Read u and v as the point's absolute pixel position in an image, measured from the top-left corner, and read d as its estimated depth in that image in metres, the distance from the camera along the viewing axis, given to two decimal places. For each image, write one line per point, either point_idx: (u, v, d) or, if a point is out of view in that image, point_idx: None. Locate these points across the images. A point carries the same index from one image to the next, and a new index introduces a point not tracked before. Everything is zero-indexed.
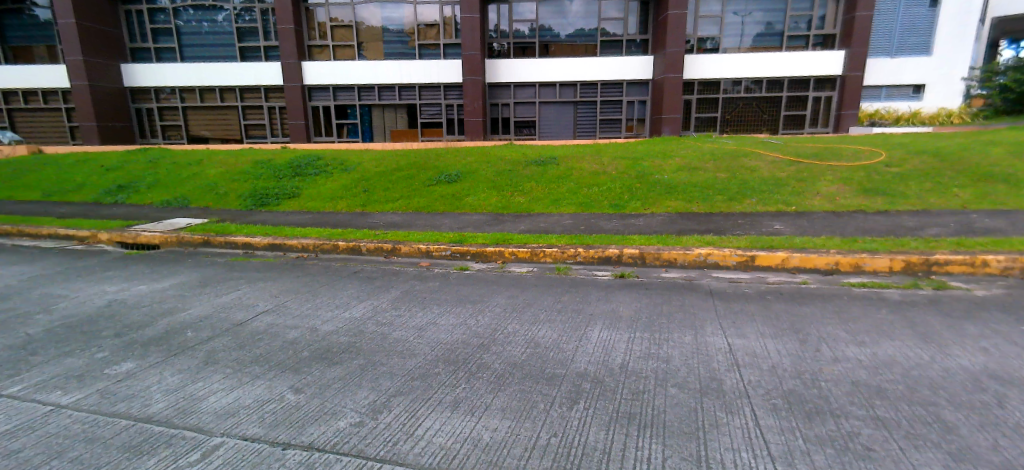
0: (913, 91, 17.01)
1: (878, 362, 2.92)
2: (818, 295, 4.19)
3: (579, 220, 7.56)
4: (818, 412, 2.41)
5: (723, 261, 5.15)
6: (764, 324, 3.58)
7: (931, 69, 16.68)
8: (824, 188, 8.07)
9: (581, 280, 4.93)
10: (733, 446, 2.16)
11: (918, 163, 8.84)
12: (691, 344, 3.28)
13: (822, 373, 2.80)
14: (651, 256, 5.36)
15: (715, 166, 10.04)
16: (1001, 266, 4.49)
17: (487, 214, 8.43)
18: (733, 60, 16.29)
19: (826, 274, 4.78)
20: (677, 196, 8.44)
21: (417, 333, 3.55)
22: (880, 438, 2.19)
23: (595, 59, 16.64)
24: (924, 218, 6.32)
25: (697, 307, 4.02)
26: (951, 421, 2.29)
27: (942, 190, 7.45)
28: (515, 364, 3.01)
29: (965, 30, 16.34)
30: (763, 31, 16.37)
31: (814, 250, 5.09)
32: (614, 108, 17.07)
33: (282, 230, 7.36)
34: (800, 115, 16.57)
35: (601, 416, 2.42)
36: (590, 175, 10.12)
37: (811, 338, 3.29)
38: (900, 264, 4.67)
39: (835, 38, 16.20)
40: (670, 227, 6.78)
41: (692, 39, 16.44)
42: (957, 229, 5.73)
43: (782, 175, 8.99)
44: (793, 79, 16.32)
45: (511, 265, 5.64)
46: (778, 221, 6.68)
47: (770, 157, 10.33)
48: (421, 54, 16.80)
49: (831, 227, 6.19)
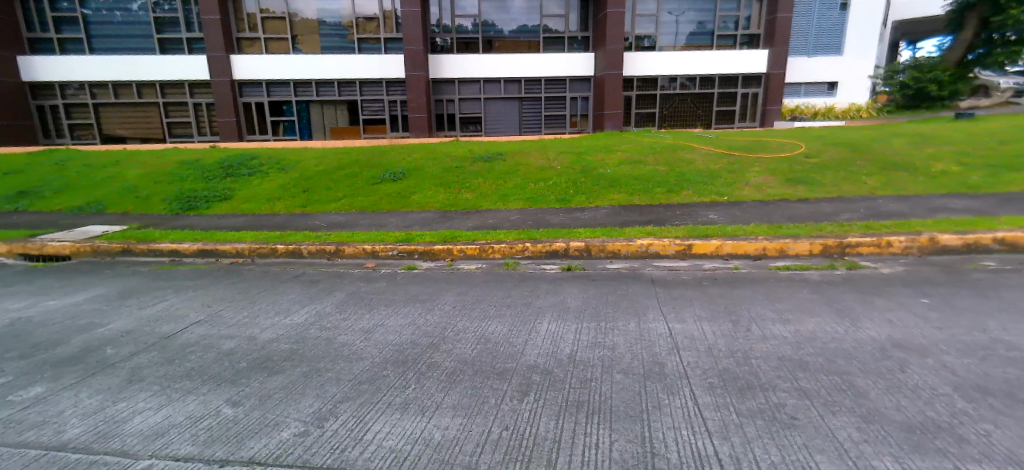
0: (828, 88, 18.49)
1: (802, 338, 3.17)
2: (749, 279, 4.48)
3: (527, 215, 7.64)
4: (749, 387, 2.59)
5: (663, 250, 5.38)
6: (701, 309, 3.79)
7: (843, 67, 18.16)
8: (753, 179, 8.62)
9: (529, 274, 5.00)
10: (675, 425, 2.28)
11: (833, 154, 9.64)
12: (635, 331, 3.41)
13: (752, 351, 3.01)
14: (597, 249, 5.51)
15: (655, 159, 10.45)
16: (902, 245, 4.97)
17: (434, 211, 8.33)
18: (668, 57, 16.99)
19: (755, 259, 5.12)
20: (620, 188, 8.72)
21: (364, 335, 3.46)
22: (803, 407, 2.38)
23: (538, 56, 16.81)
24: (838, 205, 6.90)
25: (640, 296, 4.19)
26: (861, 386, 2.54)
27: (853, 179, 8.16)
28: (466, 360, 3.01)
29: (871, 32, 17.92)
30: (696, 30, 17.18)
31: (744, 237, 5.44)
32: (558, 104, 17.34)
33: (213, 235, 6.92)
34: (729, 111, 17.58)
35: (550, 406, 2.47)
36: (536, 170, 10.25)
37: (743, 319, 3.52)
38: (818, 247, 5.08)
39: (759, 37, 17.27)
40: (614, 219, 6.99)
41: (630, 36, 16.99)
42: (866, 214, 6.31)
43: (715, 167, 9.51)
44: (723, 76, 17.25)
45: (460, 262, 5.61)
46: (713, 211, 7.08)
47: (704, 150, 10.90)
48: (360, 48, 16.26)
49: (758, 215, 6.64)
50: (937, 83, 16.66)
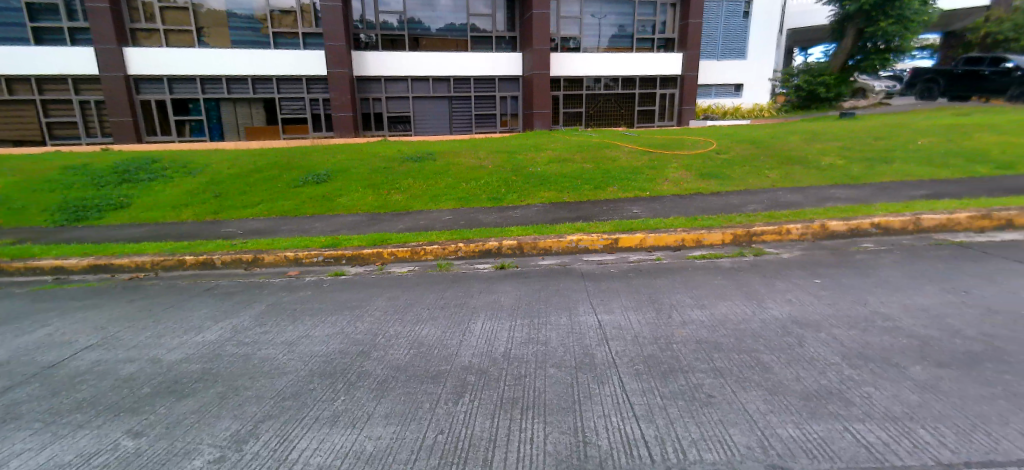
0: (735, 90, 20.08)
1: (717, 321, 3.41)
2: (670, 268, 4.76)
3: (459, 214, 7.59)
4: (671, 371, 2.75)
5: (592, 245, 5.57)
6: (628, 299, 3.97)
7: (748, 71, 19.77)
8: (671, 174, 9.16)
9: (462, 274, 4.97)
10: (604, 413, 2.37)
11: (741, 150, 10.48)
12: (567, 325, 3.51)
13: (673, 336, 3.20)
14: (529, 246, 5.59)
15: (581, 157, 10.79)
16: (799, 232, 5.52)
17: (363, 214, 8.04)
18: (592, 58, 17.58)
19: (675, 250, 5.44)
20: (550, 186, 8.91)
21: (286, 348, 3.27)
22: (717, 385, 2.57)
23: (466, 55, 16.74)
24: (745, 197, 7.52)
25: (571, 290, 4.31)
26: (767, 362, 2.79)
27: (758, 172, 8.93)
28: (398, 366, 2.93)
29: (770, 38, 19.63)
30: (617, 33, 17.92)
31: (664, 229, 5.77)
32: (488, 104, 17.39)
33: (108, 248, 6.22)
34: (650, 110, 18.56)
35: (485, 406, 2.48)
36: (467, 170, 10.21)
37: (665, 307, 3.75)
38: (730, 237, 5.50)
39: (674, 41, 18.36)
40: (545, 216, 7.14)
41: (556, 37, 17.38)
42: (769, 204, 6.94)
43: (638, 163, 10.01)
44: (643, 77, 18.17)
45: (390, 265, 5.46)
46: (636, 205, 7.45)
47: (628, 148, 11.44)
48: (276, 42, 15.27)
49: (677, 208, 7.08)
50: (825, 85, 18.91)
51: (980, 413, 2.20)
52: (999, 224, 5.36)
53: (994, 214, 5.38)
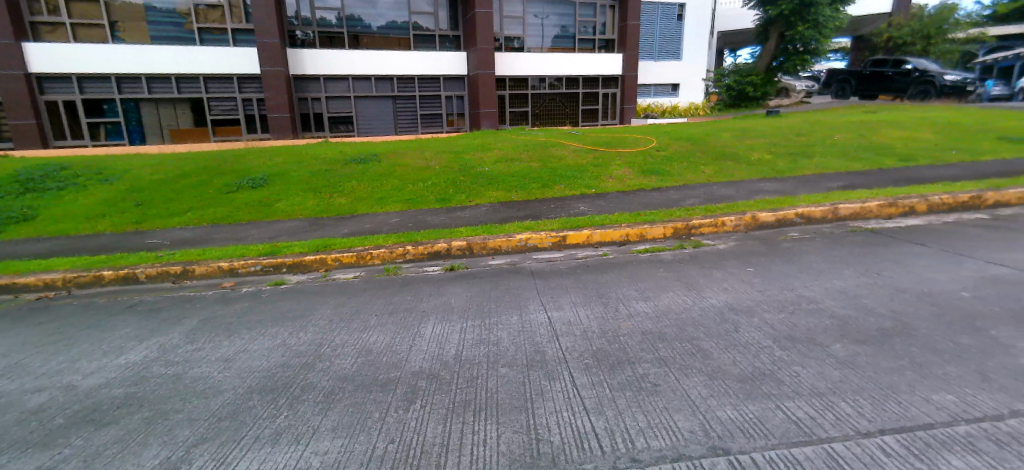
0: (672, 89, 21.00)
1: (660, 313, 3.55)
2: (616, 263, 4.91)
3: (406, 216, 7.45)
4: (619, 363, 2.83)
5: (541, 243, 5.63)
6: (576, 295, 4.05)
7: (683, 71, 20.70)
8: (615, 172, 9.43)
9: (411, 278, 4.88)
10: (556, 408, 2.40)
11: (680, 147, 10.97)
12: (518, 323, 3.53)
13: (620, 329, 3.30)
14: (479, 246, 5.57)
15: (528, 156, 10.88)
16: (733, 223, 5.84)
17: (304, 219, 7.71)
18: (536, 58, 17.78)
19: (621, 245, 5.61)
20: (498, 185, 8.93)
21: (222, 365, 3.07)
22: (662, 374, 2.67)
23: (409, 54, 16.44)
24: (684, 191, 7.87)
25: (521, 289, 4.34)
26: (707, 348, 2.93)
27: (695, 168, 9.38)
28: (345, 376, 2.84)
29: (703, 41, 20.67)
30: (559, 33, 18.22)
31: (610, 225, 5.93)
32: (433, 103, 17.18)
33: (10, 266, 5.60)
34: (593, 109, 19.04)
35: (437, 411, 2.44)
36: (414, 171, 10.03)
37: (612, 300, 3.85)
38: (671, 230, 5.74)
39: (614, 42, 18.92)
40: (494, 215, 7.15)
41: (500, 37, 17.43)
42: (705, 198, 7.31)
43: (583, 161, 10.24)
44: (586, 77, 18.60)
45: (335, 272, 5.27)
46: (583, 203, 7.62)
47: (573, 146, 11.67)
48: (201, 38, 14.24)
49: (621, 204, 7.31)
50: (752, 84, 20.16)
51: (891, 384, 2.43)
52: (904, 211, 5.93)
53: (899, 202, 5.95)
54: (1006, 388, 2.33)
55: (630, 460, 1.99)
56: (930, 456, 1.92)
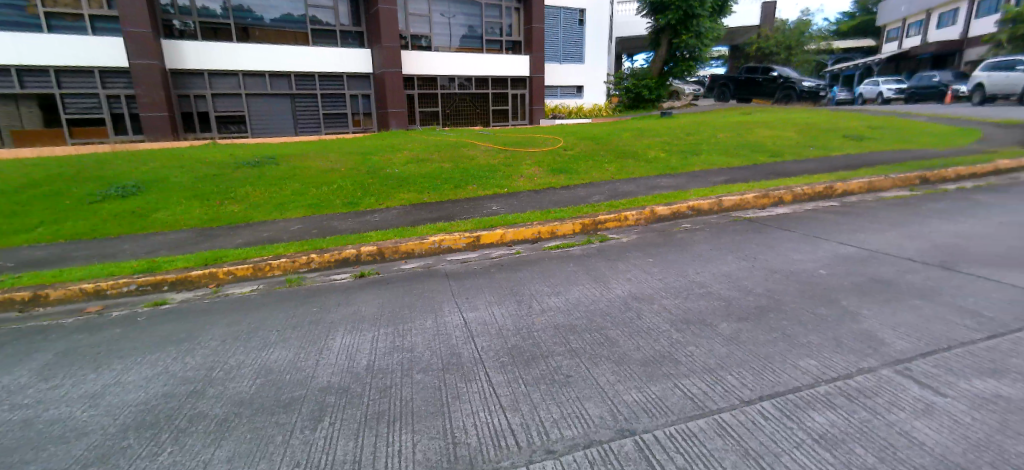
0: (577, 91, 21.92)
1: (571, 306, 3.69)
2: (529, 260, 5.01)
3: (310, 222, 7.00)
4: (533, 358, 2.89)
5: (454, 244, 5.57)
6: (491, 294, 4.08)
7: (586, 74, 21.68)
8: (526, 171, 9.64)
9: (317, 288, 4.58)
10: (473, 410, 2.39)
11: (585, 146, 11.47)
12: (433, 327, 3.47)
13: (534, 325, 3.37)
14: (390, 250, 5.39)
15: (439, 157, 10.75)
16: (635, 218, 6.23)
17: (190, 229, 6.94)
18: (445, 58, 17.61)
19: (533, 243, 5.74)
20: (409, 187, 8.71)
21: (88, 403, 2.66)
22: (574, 365, 2.78)
23: (307, 49, 15.43)
24: (590, 189, 8.26)
25: (436, 291, 4.27)
26: (614, 337, 3.10)
27: (599, 166, 9.88)
28: (243, 401, 2.60)
29: (603, 45, 21.78)
30: (467, 33, 18.18)
31: (522, 224, 6.04)
32: (337, 102, 16.33)
33: None
34: (503, 110, 19.30)
35: (348, 426, 2.32)
36: (317, 174, 9.46)
37: (525, 297, 3.93)
38: (579, 226, 5.99)
39: (521, 44, 19.31)
40: (405, 218, 6.97)
41: (405, 35, 16.98)
42: (609, 195, 7.73)
43: (495, 161, 10.33)
44: (495, 78, 18.79)
45: (228, 287, 4.80)
46: (495, 202, 7.69)
47: (484, 146, 11.72)
48: (50, 25, 12.29)
49: (532, 203, 7.49)
50: (648, 88, 21.90)
51: (768, 354, 2.74)
52: (774, 201, 6.72)
53: (770, 193, 6.73)
54: (854, 350, 2.74)
55: (545, 452, 2.05)
56: (799, 415, 2.20)
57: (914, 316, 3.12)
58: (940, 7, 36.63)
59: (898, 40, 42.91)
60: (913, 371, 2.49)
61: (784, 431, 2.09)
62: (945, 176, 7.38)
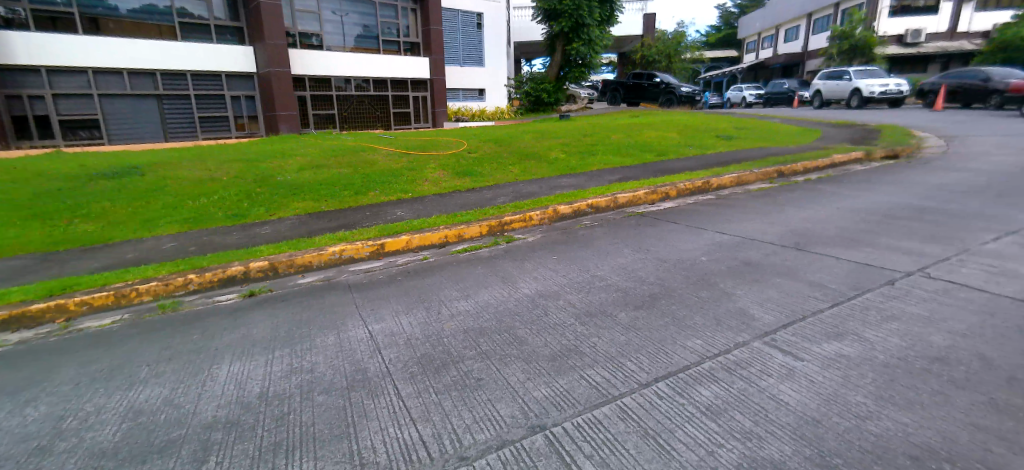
0: (478, 94, 22.08)
1: (480, 308, 3.69)
2: (437, 266, 4.94)
3: (187, 239, 6.26)
4: (443, 365, 2.85)
5: (357, 253, 5.31)
6: (398, 303, 3.95)
7: (486, 77, 21.90)
8: (430, 175, 9.49)
9: (198, 312, 4.10)
10: (382, 426, 2.30)
11: (488, 149, 11.58)
12: (335, 343, 3.27)
13: (444, 331, 3.32)
14: (285, 265, 4.99)
15: (337, 162, 10.19)
16: (539, 217, 6.41)
17: (28, 255, 5.85)
18: (338, 58, 16.73)
19: (440, 248, 5.66)
20: (303, 195, 8.14)
21: None
22: (484, 368, 2.78)
23: (173, 44, 13.77)
24: (495, 191, 8.35)
25: (338, 305, 4.03)
26: (523, 335, 3.16)
27: (503, 168, 10.04)
28: (105, 451, 2.24)
29: (502, 49, 22.12)
30: (362, 33, 17.35)
31: (428, 229, 5.93)
32: (215, 104, 14.80)
33: None
34: (404, 113, 18.87)
35: (240, 462, 2.11)
36: (194, 184, 8.49)
37: (434, 303, 3.87)
38: (486, 229, 6.02)
39: (419, 46, 18.94)
40: (300, 229, 6.51)
41: (292, 32, 15.81)
42: (513, 196, 7.88)
43: (397, 166, 10.04)
44: (394, 80, 18.27)
45: (84, 320, 4.11)
46: (399, 208, 7.47)
47: (385, 150, 11.34)
48: None
49: (437, 207, 7.40)
50: (546, 91, 22.87)
51: (661, 338, 2.97)
52: (662, 196, 7.31)
53: (659, 189, 7.31)
54: (731, 327, 3.07)
55: (458, 459, 2.02)
56: (689, 391, 2.41)
57: (777, 293, 3.58)
58: (786, 24, 42.53)
59: (756, 52, 49.09)
60: (777, 341, 2.85)
61: (677, 408, 2.28)
62: (796, 169, 8.56)
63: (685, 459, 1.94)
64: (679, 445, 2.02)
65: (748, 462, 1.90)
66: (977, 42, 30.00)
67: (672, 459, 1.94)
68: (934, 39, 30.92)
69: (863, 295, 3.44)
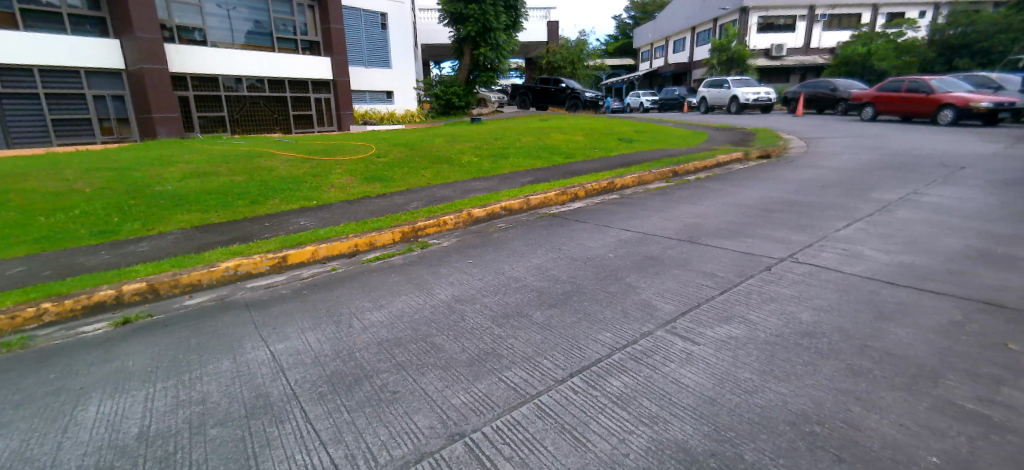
0: (386, 96, 21.45)
1: (394, 318, 3.56)
2: (347, 276, 4.69)
3: (40, 262, 5.35)
4: (355, 381, 2.71)
5: (255, 268, 4.88)
6: (304, 319, 3.69)
7: (394, 79, 21.34)
8: (336, 180, 9.02)
9: (57, 347, 3.51)
10: (288, 453, 2.13)
11: (398, 153, 11.27)
12: (231, 368, 2.97)
13: (355, 346, 3.15)
14: (168, 285, 4.45)
15: (229, 169, 9.32)
16: (453, 222, 6.35)
17: None
18: (226, 55, 15.28)
19: (350, 257, 5.38)
20: (189, 207, 7.33)
21: None
22: (400, 380, 2.69)
23: (11, 34, 11.72)
24: (407, 195, 8.14)
25: (234, 326, 3.67)
26: (439, 342, 3.10)
27: (415, 173, 9.83)
28: None
29: (409, 51, 21.66)
30: (253, 29, 16.03)
31: (336, 238, 5.61)
32: (74, 105, 12.87)
33: None
34: (306, 115, 17.79)
35: None
36: (47, 198, 7.28)
37: (343, 317, 3.66)
38: (398, 235, 5.84)
39: (319, 44, 17.96)
40: (187, 244, 5.85)
41: (169, 25, 14.20)
42: (427, 200, 7.75)
43: (299, 172, 9.41)
44: (292, 80, 17.14)
45: None
46: (303, 216, 7.01)
47: (285, 156, 10.57)
48: None
49: (345, 214, 7.05)
50: (457, 95, 22.83)
51: (574, 335, 3.08)
52: (571, 197, 7.60)
53: (568, 190, 7.59)
54: (637, 318, 3.26)
55: None
56: (601, 383, 2.52)
57: (676, 283, 3.87)
58: (674, 35, 46.38)
59: (650, 61, 52.98)
60: (678, 329, 3.08)
61: (591, 401, 2.37)
62: (687, 169, 9.35)
63: (599, 449, 2.02)
64: (594, 437, 2.10)
65: (655, 445, 2.03)
66: (826, 57, 34.92)
67: (587, 452, 2.01)
68: (793, 53, 35.49)
69: (747, 281, 3.83)
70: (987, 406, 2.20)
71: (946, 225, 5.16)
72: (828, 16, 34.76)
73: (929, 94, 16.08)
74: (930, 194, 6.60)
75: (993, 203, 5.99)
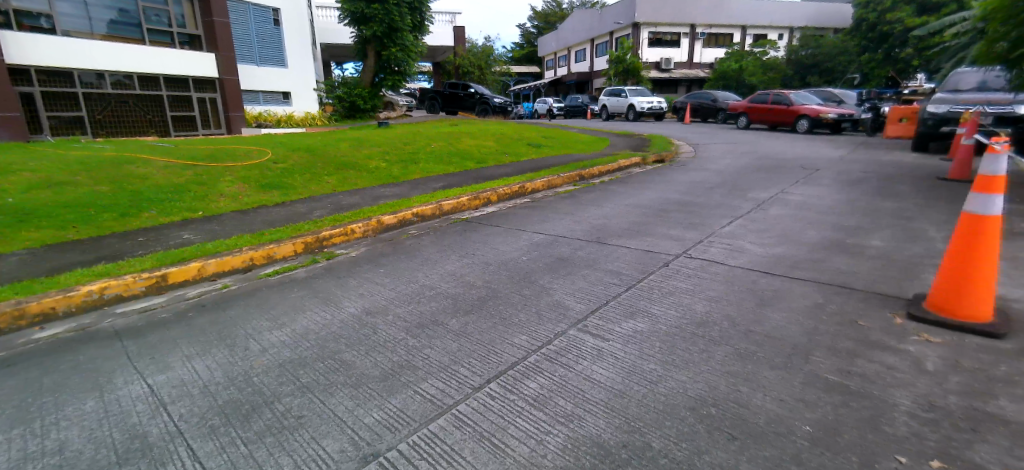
0: (283, 97, 20.04)
1: (298, 337, 3.30)
2: (242, 294, 4.28)
3: None
4: (253, 409, 2.47)
5: (127, 290, 4.27)
6: (190, 345, 3.28)
7: (290, 80, 20.00)
8: (226, 189, 8.22)
9: None
10: None
11: (297, 158, 10.51)
12: (97, 408, 2.56)
13: (252, 370, 2.88)
14: (11, 317, 3.72)
15: (89, 178, 8.06)
16: (362, 230, 6.06)
17: None
18: (83, 46, 13.28)
19: (245, 272, 4.92)
20: (39, 222, 6.24)
21: None
22: (306, 403, 2.49)
23: None
24: (310, 204, 7.64)
25: (102, 359, 3.16)
26: (349, 358, 2.95)
27: (317, 179, 9.27)
28: None
29: (304, 50, 20.33)
30: (117, 18, 14.11)
31: (226, 252, 5.08)
32: None
33: None
34: (187, 116, 15.99)
35: None
36: None
37: (238, 340, 3.32)
38: (301, 246, 5.45)
39: (200, 39, 16.23)
40: (34, 267, 4.94)
41: (3, 8, 12.01)
42: (332, 208, 7.33)
43: (180, 180, 8.42)
44: (169, 77, 15.30)
45: None
46: (186, 230, 6.26)
47: (160, 162, 9.38)
48: None
49: (239, 226, 6.43)
50: (361, 97, 21.99)
51: (489, 340, 3.07)
52: (484, 202, 7.63)
53: (480, 195, 7.61)
54: (551, 319, 3.35)
55: None
56: (517, 386, 2.54)
57: (586, 283, 4.04)
58: (576, 46, 48.77)
59: (554, 70, 55.25)
60: (588, 327, 3.21)
61: (508, 405, 2.38)
62: (593, 173, 9.85)
63: (518, 454, 2.03)
64: (512, 442, 2.11)
65: (572, 443, 2.09)
66: (706, 71, 38.88)
67: (506, 457, 2.01)
68: (679, 67, 39.02)
69: (648, 278, 4.11)
70: (847, 376, 2.55)
71: (808, 220, 5.95)
72: (706, 34, 38.65)
73: (789, 105, 18.55)
74: (794, 193, 7.56)
75: (842, 200, 7.02)
